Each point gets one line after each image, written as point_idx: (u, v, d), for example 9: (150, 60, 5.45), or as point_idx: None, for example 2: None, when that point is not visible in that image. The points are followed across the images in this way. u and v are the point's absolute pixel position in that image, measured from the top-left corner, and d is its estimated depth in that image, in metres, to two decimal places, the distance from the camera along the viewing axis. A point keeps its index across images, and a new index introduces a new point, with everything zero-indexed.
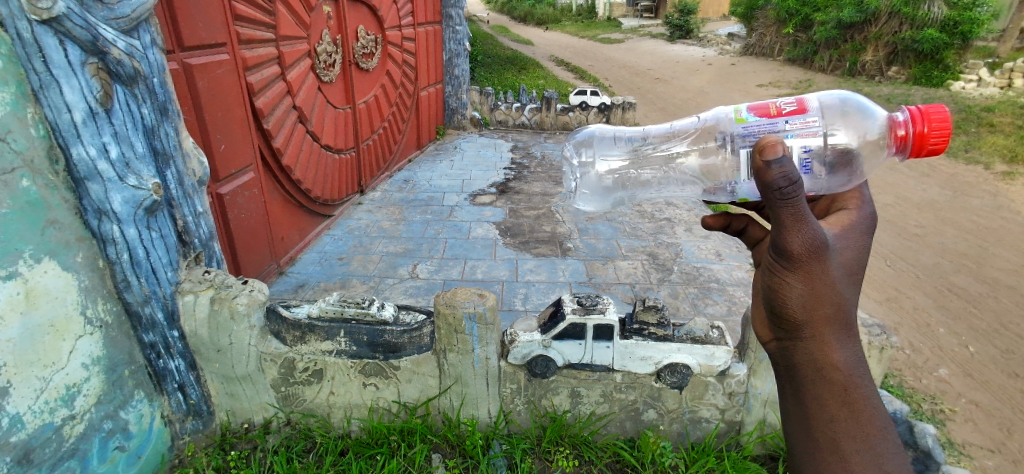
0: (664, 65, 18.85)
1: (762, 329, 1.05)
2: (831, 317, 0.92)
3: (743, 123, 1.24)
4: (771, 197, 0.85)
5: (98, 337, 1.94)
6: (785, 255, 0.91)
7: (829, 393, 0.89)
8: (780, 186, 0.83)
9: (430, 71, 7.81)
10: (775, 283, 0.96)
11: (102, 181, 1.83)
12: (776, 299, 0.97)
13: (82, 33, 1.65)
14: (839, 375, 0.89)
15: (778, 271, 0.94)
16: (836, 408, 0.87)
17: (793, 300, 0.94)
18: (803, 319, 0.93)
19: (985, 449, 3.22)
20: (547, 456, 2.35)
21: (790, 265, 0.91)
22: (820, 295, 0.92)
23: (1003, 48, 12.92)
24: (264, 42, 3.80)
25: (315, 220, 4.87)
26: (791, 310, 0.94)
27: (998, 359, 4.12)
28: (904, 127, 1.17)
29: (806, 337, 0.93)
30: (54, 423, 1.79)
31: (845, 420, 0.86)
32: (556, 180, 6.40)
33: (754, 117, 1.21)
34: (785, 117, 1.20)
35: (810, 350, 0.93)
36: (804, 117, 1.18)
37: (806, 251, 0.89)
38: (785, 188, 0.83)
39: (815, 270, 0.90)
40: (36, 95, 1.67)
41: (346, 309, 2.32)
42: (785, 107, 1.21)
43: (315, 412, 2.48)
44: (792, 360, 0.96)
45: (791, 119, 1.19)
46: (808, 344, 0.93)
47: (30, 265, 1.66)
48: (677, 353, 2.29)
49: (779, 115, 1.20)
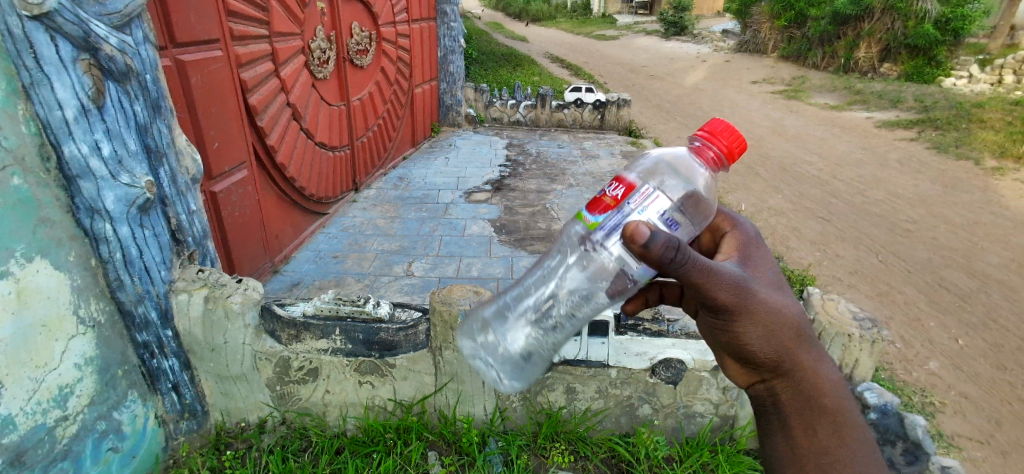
0: (659, 62, 18.86)
1: (737, 375, 1.13)
2: (793, 341, 1.04)
3: (601, 204, 1.37)
4: (665, 265, 0.91)
5: (90, 337, 1.93)
6: (722, 309, 1.00)
7: (817, 419, 1.01)
8: (667, 258, 0.89)
9: (425, 67, 7.76)
10: (733, 336, 1.05)
11: (94, 179, 1.82)
12: (742, 350, 1.06)
13: (74, 29, 1.64)
14: (820, 398, 1.02)
15: (724, 325, 1.04)
16: (826, 431, 0.99)
17: (756, 347, 1.03)
18: (772, 359, 1.04)
19: (974, 440, 3.28)
20: (542, 452, 2.36)
21: (742, 316, 1.01)
22: (779, 331, 1.03)
23: (993, 45, 13.13)
24: (257, 39, 3.77)
25: (309, 218, 4.84)
26: (758, 357, 1.04)
27: (987, 351, 4.18)
28: (708, 148, 1.12)
29: (785, 373, 1.04)
30: (46, 424, 1.78)
31: (838, 440, 0.98)
32: (550, 178, 6.40)
33: (591, 190, 1.28)
34: (627, 186, 1.27)
35: (793, 383, 1.04)
36: (644, 177, 1.24)
37: (734, 298, 0.99)
38: (674, 256, 0.90)
39: (758, 311, 1.01)
40: (27, 92, 1.65)
41: (343, 307, 2.36)
42: (612, 170, 1.24)
43: (310, 411, 2.47)
44: (776, 400, 1.07)
45: (632, 186, 1.27)
46: (790, 379, 1.04)
47: (22, 264, 1.65)
48: (671, 348, 2.34)
49: None
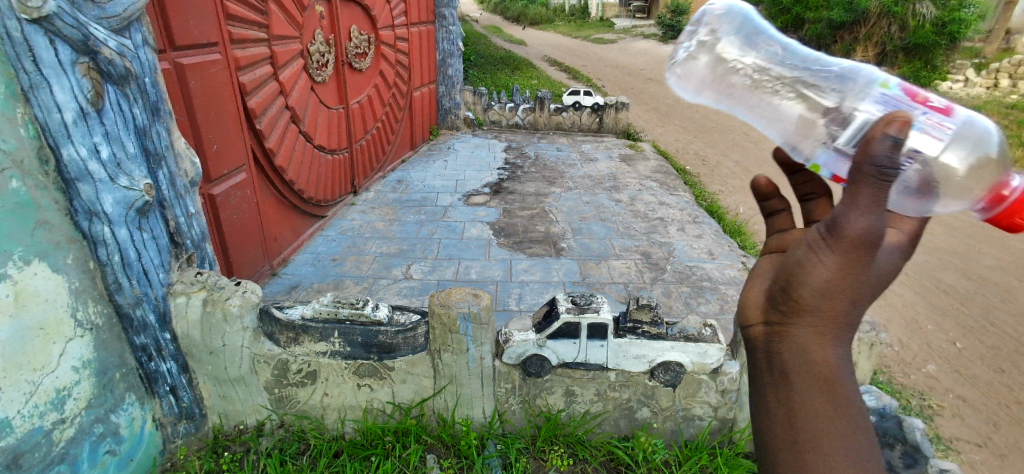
0: (657, 65, 18.94)
1: (750, 308, 0.84)
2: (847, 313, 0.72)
3: (887, 90, 1.02)
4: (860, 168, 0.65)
5: (88, 340, 1.93)
6: (834, 234, 0.69)
7: (810, 387, 0.73)
8: (880, 162, 0.62)
9: (424, 70, 7.77)
10: (798, 261, 0.74)
11: (92, 182, 1.82)
12: (790, 278, 0.75)
13: (73, 33, 1.65)
14: (825, 370, 0.73)
15: (813, 250, 0.72)
16: (817, 403, 0.72)
17: (811, 286, 0.73)
18: (813, 310, 0.73)
19: (973, 443, 3.28)
20: (541, 455, 2.36)
21: (835, 248, 0.69)
22: (846, 289, 0.71)
23: (989, 49, 13.22)
24: (256, 42, 3.78)
25: (308, 221, 4.83)
26: (802, 294, 0.74)
27: (985, 354, 4.18)
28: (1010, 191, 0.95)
29: (807, 327, 0.74)
30: (44, 427, 1.77)
31: (831, 426, 0.71)
32: (549, 180, 6.41)
33: (901, 90, 0.99)
34: (926, 108, 0.91)
35: (804, 345, 0.74)
36: (944, 120, 0.89)
37: (869, 238, 0.66)
38: (889, 168, 0.62)
39: (862, 258, 0.68)
40: (25, 95, 1.66)
41: (341, 310, 2.31)
42: (935, 101, 0.92)
43: (309, 414, 2.47)
44: (778, 350, 0.77)
45: (930, 113, 0.89)
46: (806, 339, 0.74)
47: (20, 267, 1.65)
48: (670, 351, 2.30)
49: (921, 104, 0.93)
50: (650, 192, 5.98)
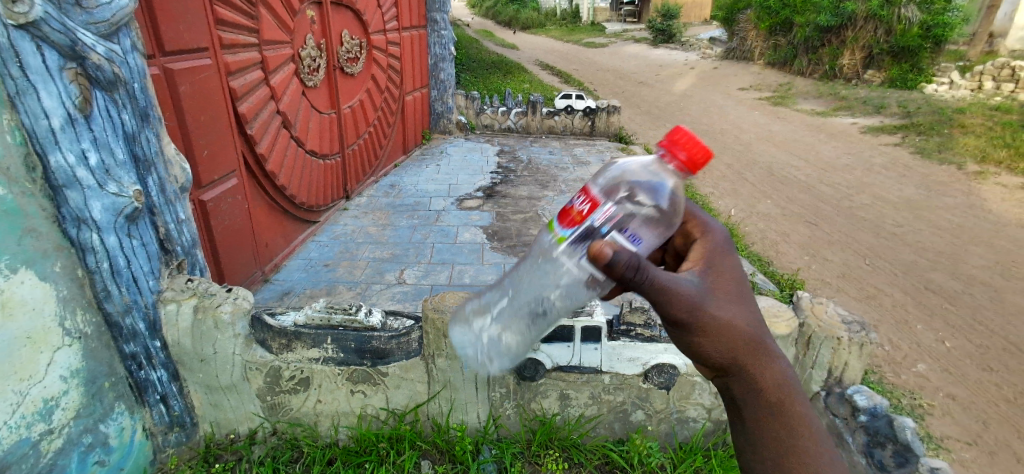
0: (648, 69, 19.08)
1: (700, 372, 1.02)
2: (747, 343, 0.92)
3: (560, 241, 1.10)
4: (626, 280, 0.83)
5: (76, 349, 1.90)
6: (678, 323, 0.90)
7: (775, 417, 0.90)
8: (638, 281, 0.82)
9: (415, 74, 7.77)
10: (690, 346, 0.94)
11: (81, 188, 1.80)
12: (697, 357, 0.94)
13: (61, 38, 1.63)
14: (775, 391, 0.92)
15: (682, 335, 0.93)
16: (774, 421, 0.90)
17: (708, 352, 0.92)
18: (725, 361, 0.92)
19: (962, 441, 3.32)
20: (536, 459, 2.37)
21: (694, 331, 0.90)
22: (732, 337, 0.92)
23: (973, 52, 13.44)
24: (246, 47, 3.76)
25: (300, 227, 4.81)
26: (713, 359, 0.93)
27: (973, 353, 4.23)
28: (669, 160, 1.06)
29: (742, 373, 0.93)
30: (31, 438, 1.74)
31: (798, 436, 0.88)
32: (542, 184, 6.43)
33: (564, 232, 1.07)
34: (589, 218, 1.04)
35: (748, 384, 0.93)
36: (603, 209, 1.05)
37: (689, 314, 0.89)
38: (632, 275, 0.80)
39: (710, 322, 0.90)
40: (11, 102, 1.64)
41: (334, 316, 2.32)
42: (582, 208, 1.04)
43: (301, 422, 2.44)
44: (733, 398, 0.96)
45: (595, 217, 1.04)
46: (743, 379, 0.93)
47: (7, 275, 1.62)
48: (663, 353, 2.31)
49: (582, 219, 1.04)
50: None
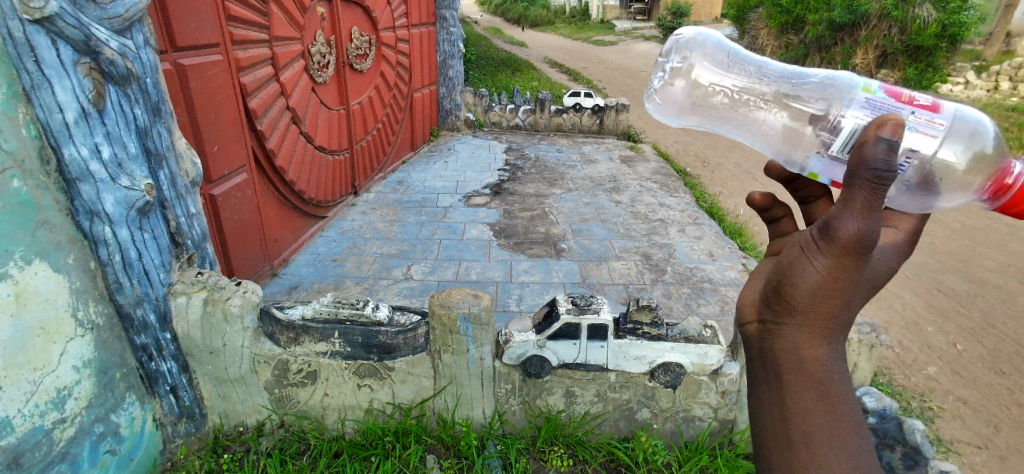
0: (657, 67, 18.97)
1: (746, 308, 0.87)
2: (834, 312, 0.75)
3: (868, 93, 0.93)
4: (855, 177, 0.66)
5: (89, 339, 1.93)
6: (823, 239, 0.71)
7: (804, 390, 0.75)
8: (874, 165, 0.64)
9: (424, 71, 7.78)
10: (791, 264, 0.77)
11: (94, 182, 1.83)
12: (784, 281, 0.78)
13: (74, 33, 1.65)
14: (818, 369, 0.75)
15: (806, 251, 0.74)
16: (807, 398, 0.75)
17: (802, 287, 0.75)
18: (801, 307, 0.76)
19: (973, 445, 3.27)
20: (542, 456, 2.35)
21: (828, 250, 0.71)
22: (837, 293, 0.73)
23: (989, 52, 13.21)
24: (257, 43, 3.78)
25: (309, 222, 4.84)
26: (794, 297, 0.76)
27: (985, 357, 4.17)
28: (1015, 177, 0.89)
29: (799, 327, 0.77)
30: (44, 426, 1.77)
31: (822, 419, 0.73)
32: (549, 182, 6.41)
33: (883, 92, 0.91)
34: (915, 107, 0.87)
35: (793, 341, 0.77)
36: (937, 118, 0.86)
37: (857, 244, 0.68)
38: (884, 173, 0.63)
39: (852, 264, 0.70)
40: (27, 95, 1.66)
41: (341, 310, 2.32)
42: (922, 99, 0.88)
43: (309, 414, 2.47)
44: (770, 348, 0.81)
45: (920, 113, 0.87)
46: (793, 332, 0.77)
47: (21, 267, 1.65)
48: (670, 352, 2.29)
49: (908, 102, 0.88)
50: (650, 193, 5.98)
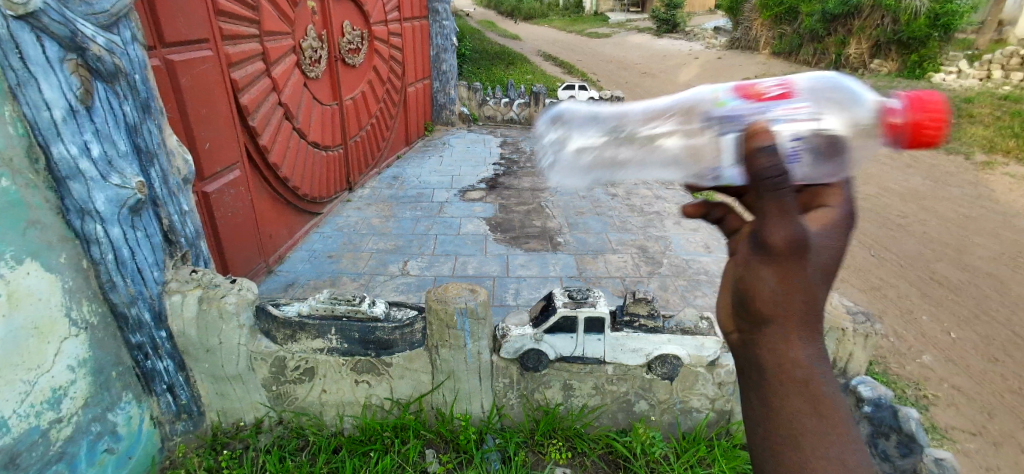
0: (651, 59, 18.95)
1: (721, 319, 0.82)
2: (802, 311, 0.72)
3: (724, 105, 1.07)
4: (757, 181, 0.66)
5: (83, 339, 1.92)
6: (761, 246, 0.70)
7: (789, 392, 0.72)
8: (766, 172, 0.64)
9: (418, 65, 7.73)
10: (744, 275, 0.74)
11: (84, 180, 1.80)
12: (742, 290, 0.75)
13: (59, 29, 1.62)
14: (802, 373, 0.72)
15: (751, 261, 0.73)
16: (800, 410, 0.71)
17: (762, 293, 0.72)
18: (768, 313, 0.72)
19: (967, 432, 3.32)
20: (540, 448, 2.37)
21: (766, 260, 0.70)
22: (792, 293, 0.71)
23: (982, 41, 13.25)
24: (247, 38, 3.74)
25: (304, 218, 4.81)
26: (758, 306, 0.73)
27: (978, 344, 4.21)
28: (897, 115, 1.00)
29: (770, 334, 0.74)
30: (40, 427, 1.76)
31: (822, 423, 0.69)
32: (545, 175, 6.40)
33: (734, 97, 1.05)
34: (770, 101, 1.02)
35: (773, 346, 0.73)
36: (790, 103, 1.03)
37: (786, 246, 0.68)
38: (775, 179, 0.65)
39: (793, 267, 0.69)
40: (12, 93, 1.63)
41: (337, 306, 2.31)
42: (770, 89, 1.04)
43: (307, 411, 2.46)
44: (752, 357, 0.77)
45: (777, 103, 1.02)
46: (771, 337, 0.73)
47: (12, 267, 1.63)
48: (667, 344, 2.30)
49: (765, 97, 1.02)
50: (646, 186, 5.99)
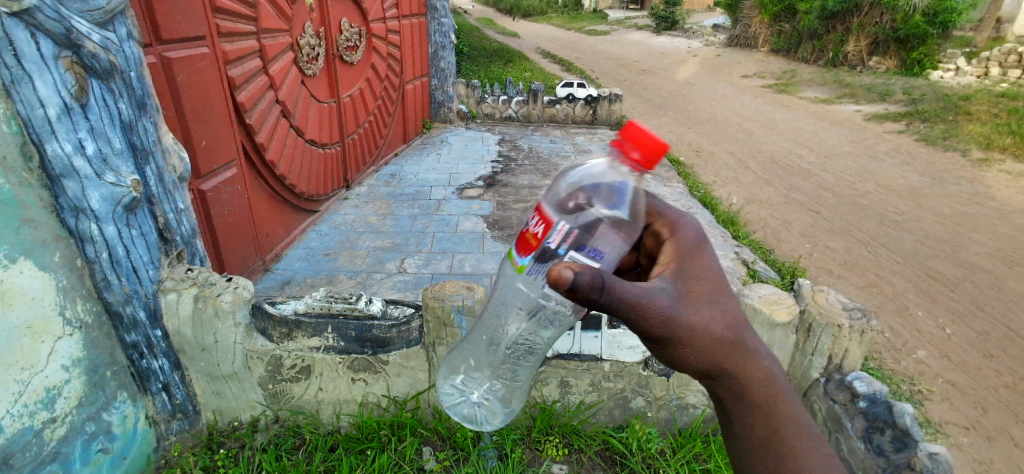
0: (650, 56, 18.91)
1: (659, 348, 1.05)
2: (684, 324, 0.99)
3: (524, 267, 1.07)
4: (591, 299, 0.87)
5: (77, 338, 1.91)
6: (637, 319, 0.94)
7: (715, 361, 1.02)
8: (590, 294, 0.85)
9: (416, 63, 7.71)
10: (656, 328, 0.97)
11: (79, 178, 1.79)
12: (658, 332, 0.98)
13: (54, 26, 1.62)
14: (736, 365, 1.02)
15: (642, 326, 0.96)
16: (722, 368, 1.02)
17: (658, 329, 0.96)
18: (667, 337, 0.98)
19: (962, 426, 3.34)
20: (537, 446, 2.37)
21: (657, 331, 0.95)
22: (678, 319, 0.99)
23: (979, 38, 13.27)
24: (244, 35, 3.73)
25: (301, 216, 4.80)
26: (672, 334, 0.99)
27: (974, 340, 4.23)
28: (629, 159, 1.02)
29: (686, 345, 1.00)
30: (34, 427, 1.76)
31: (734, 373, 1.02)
32: (543, 173, 6.39)
33: (527, 259, 1.05)
34: (544, 240, 1.01)
35: (689, 345, 1.01)
36: (560, 226, 1.01)
37: (647, 309, 0.93)
38: (591, 294, 0.85)
39: (651, 313, 0.94)
40: (6, 90, 1.60)
41: (334, 305, 2.33)
42: (534, 227, 1.02)
43: (303, 409, 2.46)
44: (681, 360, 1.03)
45: (550, 237, 1.01)
46: (681, 345, 1.00)
47: (6, 265, 1.62)
48: None
49: (539, 242, 1.02)
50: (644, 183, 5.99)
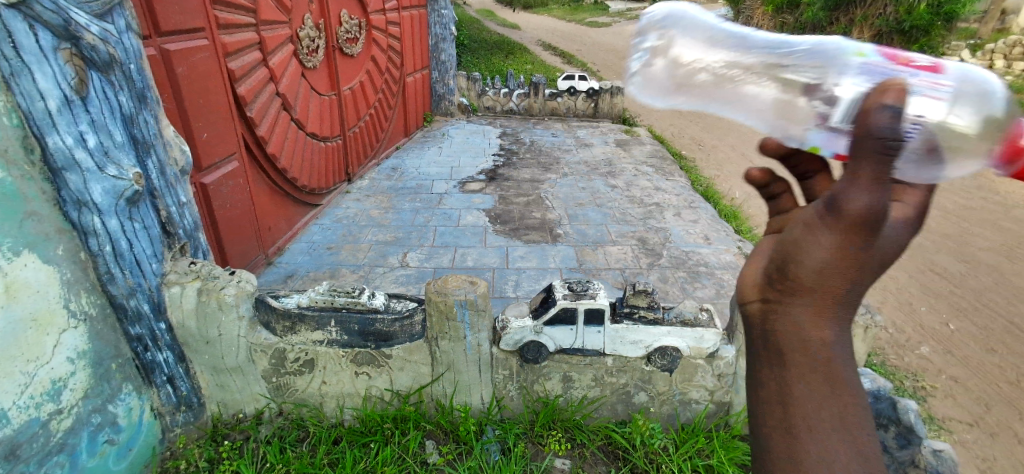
0: (652, 48, 18.79)
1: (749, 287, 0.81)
2: (839, 291, 0.71)
3: (862, 57, 1.00)
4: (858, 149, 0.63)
5: (82, 330, 1.91)
6: (835, 211, 0.67)
7: (802, 367, 0.73)
8: (882, 135, 0.60)
9: (416, 56, 7.66)
10: (797, 241, 0.73)
11: (80, 171, 1.79)
12: (787, 259, 0.74)
13: (52, 17, 1.60)
14: (823, 351, 0.73)
15: (816, 225, 0.71)
16: (812, 388, 0.72)
17: (808, 259, 0.71)
18: (809, 284, 0.72)
19: (964, 422, 3.35)
20: (539, 440, 2.38)
21: (834, 226, 0.68)
22: (844, 272, 0.70)
23: (985, 31, 13.15)
24: (244, 27, 3.70)
25: (303, 209, 4.79)
26: (800, 275, 0.72)
27: (976, 335, 4.23)
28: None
29: (802, 306, 0.74)
30: (40, 418, 1.77)
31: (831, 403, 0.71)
32: (545, 167, 6.37)
33: (878, 55, 0.98)
34: (912, 69, 0.94)
35: (797, 320, 0.74)
36: (935, 77, 0.92)
37: (862, 220, 0.64)
38: (890, 145, 0.60)
39: (858, 241, 0.66)
40: (6, 83, 1.61)
41: (337, 298, 2.30)
42: (920, 60, 0.95)
43: (307, 402, 2.47)
44: (772, 329, 0.77)
45: (919, 74, 0.93)
46: (799, 311, 0.74)
47: (9, 258, 1.62)
48: (666, 336, 2.31)
49: (907, 65, 0.95)
50: (646, 177, 5.97)
